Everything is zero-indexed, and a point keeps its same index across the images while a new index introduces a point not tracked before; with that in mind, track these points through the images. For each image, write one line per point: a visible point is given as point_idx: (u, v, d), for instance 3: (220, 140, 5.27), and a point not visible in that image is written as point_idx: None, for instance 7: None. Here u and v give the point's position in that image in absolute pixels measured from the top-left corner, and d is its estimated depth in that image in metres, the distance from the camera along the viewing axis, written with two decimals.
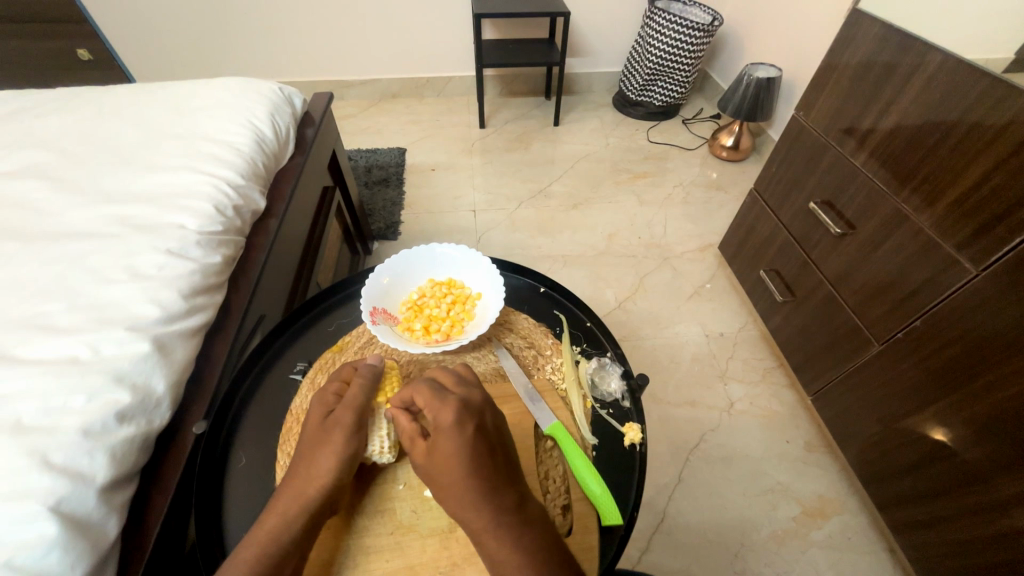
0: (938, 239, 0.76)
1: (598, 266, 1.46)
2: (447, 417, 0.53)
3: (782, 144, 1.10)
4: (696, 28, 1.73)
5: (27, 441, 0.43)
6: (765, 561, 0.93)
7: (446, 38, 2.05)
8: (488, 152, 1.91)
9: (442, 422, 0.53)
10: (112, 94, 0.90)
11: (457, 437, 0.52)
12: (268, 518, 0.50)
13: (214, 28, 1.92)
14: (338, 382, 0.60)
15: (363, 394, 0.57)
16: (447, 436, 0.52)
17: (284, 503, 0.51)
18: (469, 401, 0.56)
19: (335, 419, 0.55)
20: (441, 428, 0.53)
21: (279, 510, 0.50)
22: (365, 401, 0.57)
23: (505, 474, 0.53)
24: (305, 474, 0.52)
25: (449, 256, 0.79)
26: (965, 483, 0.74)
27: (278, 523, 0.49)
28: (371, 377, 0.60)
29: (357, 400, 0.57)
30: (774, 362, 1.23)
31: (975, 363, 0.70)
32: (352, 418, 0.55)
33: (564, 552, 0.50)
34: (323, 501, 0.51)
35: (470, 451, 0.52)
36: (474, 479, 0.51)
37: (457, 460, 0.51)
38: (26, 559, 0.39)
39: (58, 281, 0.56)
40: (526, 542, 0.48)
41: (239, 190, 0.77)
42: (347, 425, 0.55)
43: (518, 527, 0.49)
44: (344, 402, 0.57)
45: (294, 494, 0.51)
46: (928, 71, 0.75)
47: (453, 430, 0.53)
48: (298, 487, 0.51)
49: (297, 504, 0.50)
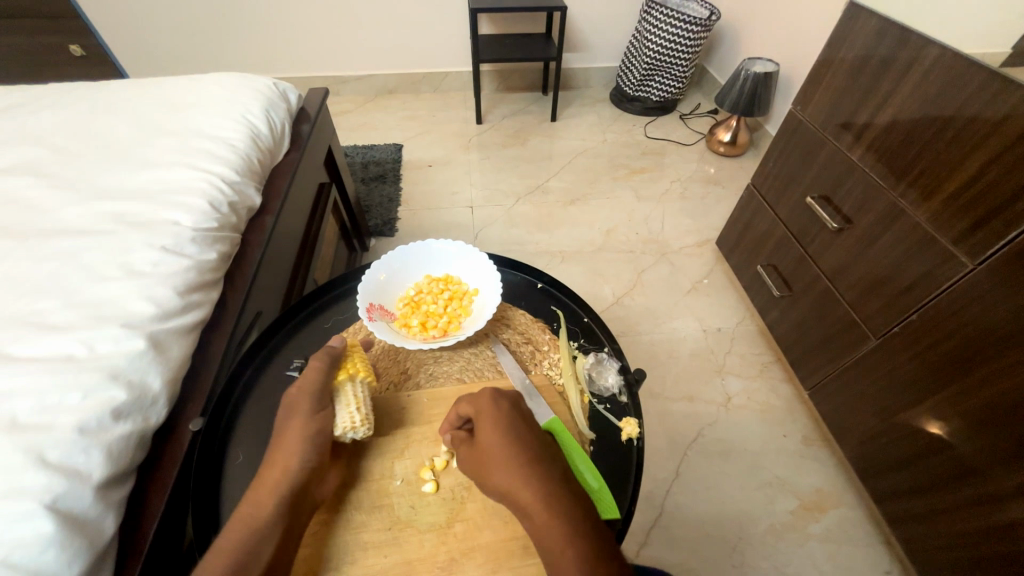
0: (934, 234, 0.76)
1: (596, 262, 1.46)
2: (486, 404, 0.56)
3: (780, 138, 1.10)
4: (693, 22, 1.72)
5: (22, 440, 0.43)
6: (764, 555, 0.93)
7: (442, 33, 2.03)
8: (485, 147, 1.90)
9: (483, 408, 0.55)
10: (103, 90, 0.89)
11: (498, 415, 0.55)
12: (243, 507, 0.49)
13: (207, 23, 1.90)
14: None
15: (314, 378, 0.58)
16: (489, 421, 0.54)
17: (259, 493, 0.50)
18: (502, 391, 0.59)
19: (296, 406, 0.56)
20: (482, 415, 0.55)
21: (254, 499, 0.50)
22: (316, 384, 0.58)
23: (546, 452, 0.53)
24: (276, 461, 0.52)
25: (446, 252, 0.79)
26: (961, 476, 0.74)
27: (252, 510, 0.49)
28: (328, 361, 0.61)
29: (308, 383, 0.58)
30: (771, 357, 1.23)
31: (971, 356, 0.71)
32: (310, 402, 0.56)
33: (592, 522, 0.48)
34: (299, 487, 0.51)
35: (506, 427, 0.53)
36: (517, 453, 0.51)
37: (501, 438, 0.52)
38: (23, 557, 0.39)
39: (52, 279, 0.55)
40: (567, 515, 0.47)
41: (234, 186, 0.76)
42: (309, 409, 0.56)
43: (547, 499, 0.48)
44: (303, 388, 0.58)
45: (267, 482, 0.51)
46: (925, 64, 0.74)
47: (492, 413, 0.55)
48: (269, 476, 0.52)
49: (272, 490, 0.50)
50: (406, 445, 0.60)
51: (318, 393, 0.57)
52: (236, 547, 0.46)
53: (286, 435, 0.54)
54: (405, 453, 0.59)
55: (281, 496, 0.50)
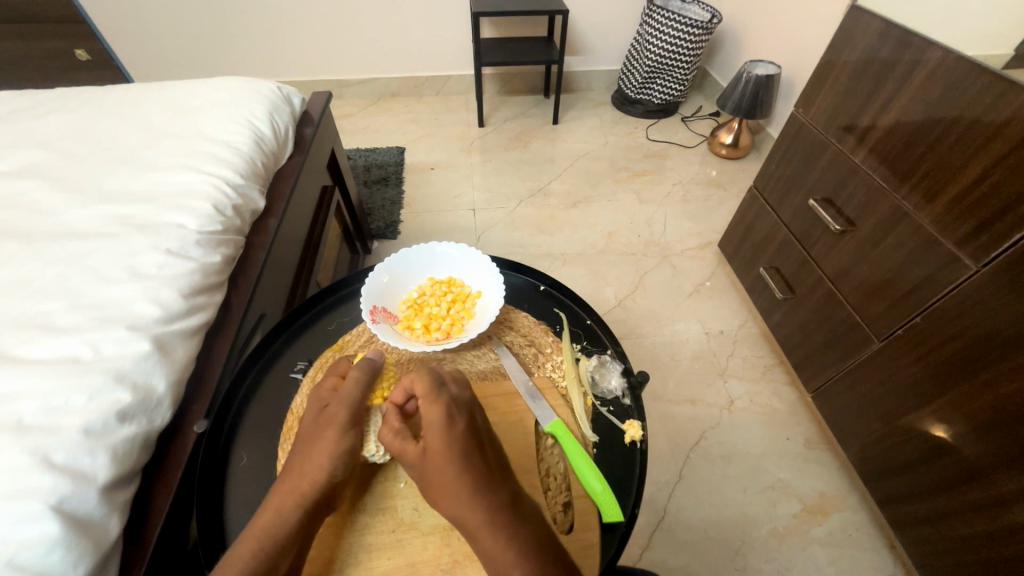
0: (937, 236, 0.76)
1: (598, 264, 1.46)
2: (433, 416, 0.54)
3: (782, 141, 1.10)
4: (695, 25, 1.73)
5: (28, 441, 0.43)
6: (766, 559, 0.93)
7: (445, 36, 2.04)
8: (487, 150, 1.91)
9: (431, 420, 0.53)
10: (111, 94, 0.90)
11: (442, 430, 0.53)
12: (261, 516, 0.50)
13: (211, 27, 1.91)
14: (335, 377, 0.61)
15: (359, 389, 0.58)
16: (437, 436, 0.53)
17: (282, 501, 0.51)
18: (458, 398, 0.57)
19: (330, 415, 0.56)
20: (430, 425, 0.53)
21: (274, 507, 0.50)
22: (360, 394, 0.58)
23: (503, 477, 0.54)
24: (302, 472, 0.52)
25: (449, 255, 0.79)
26: (966, 479, 0.74)
27: (271, 518, 0.49)
28: (368, 372, 0.59)
29: (352, 394, 0.57)
30: (774, 359, 1.23)
31: (975, 360, 0.70)
32: (345, 413, 0.56)
33: (557, 553, 0.50)
34: (319, 498, 0.52)
35: (453, 447, 0.52)
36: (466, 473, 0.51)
37: (449, 458, 0.52)
38: (28, 558, 0.39)
39: (58, 281, 0.56)
40: (519, 541, 0.49)
41: (238, 189, 0.77)
42: (342, 421, 0.55)
43: (511, 526, 0.50)
44: (340, 396, 0.57)
45: (294, 489, 0.51)
46: (927, 67, 0.75)
47: (441, 428, 0.53)
48: (295, 483, 0.52)
49: (294, 499, 0.51)
50: None
51: (356, 404, 0.57)
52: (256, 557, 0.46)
53: (318, 445, 0.54)
54: None
55: (302, 506, 0.50)
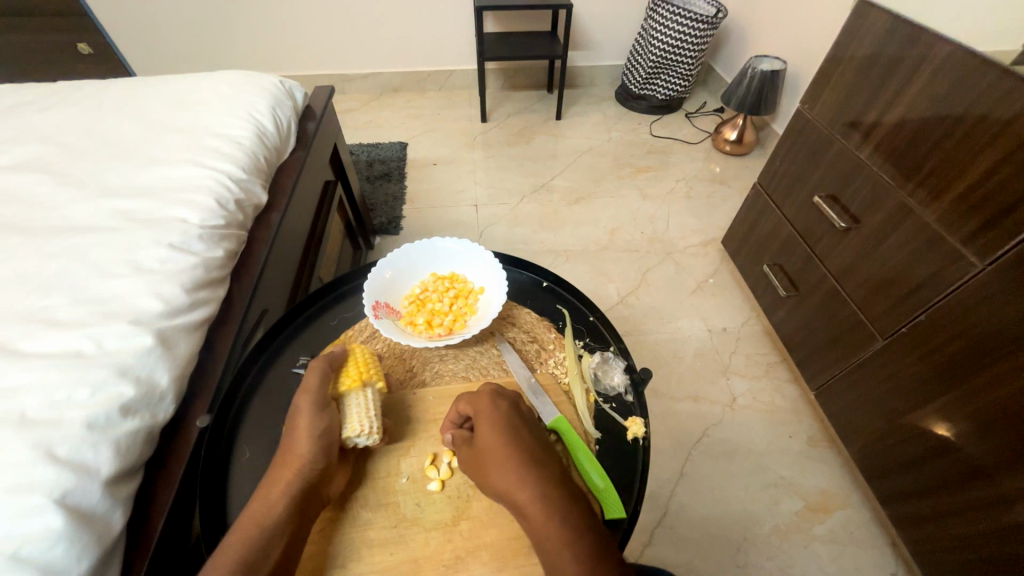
0: (943, 234, 0.75)
1: (600, 261, 1.46)
2: (485, 405, 0.57)
3: (787, 136, 1.09)
4: (700, 20, 1.71)
5: (32, 435, 0.43)
6: (767, 556, 0.93)
7: (447, 31, 2.03)
8: (489, 146, 1.90)
9: (484, 410, 0.56)
10: (113, 88, 0.90)
11: (495, 410, 0.56)
12: (251, 507, 0.50)
13: (213, 21, 1.91)
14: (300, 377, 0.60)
15: (319, 377, 0.58)
16: (489, 423, 0.55)
17: (269, 492, 0.51)
18: (502, 391, 0.60)
19: (297, 407, 0.56)
20: (481, 411, 0.56)
21: (262, 498, 0.50)
22: (320, 382, 0.58)
23: (544, 456, 0.53)
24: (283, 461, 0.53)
25: (451, 250, 0.79)
26: (969, 478, 0.73)
27: (260, 510, 0.49)
28: (328, 364, 0.60)
29: (313, 382, 0.57)
30: (777, 357, 1.22)
31: (979, 359, 0.70)
32: (312, 402, 0.56)
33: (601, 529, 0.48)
34: (307, 488, 0.52)
35: (502, 422, 0.55)
36: (518, 454, 0.52)
37: (500, 440, 0.53)
38: (32, 551, 0.39)
39: (60, 276, 0.56)
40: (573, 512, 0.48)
41: (240, 184, 0.76)
42: (312, 408, 0.56)
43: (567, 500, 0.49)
44: (305, 388, 0.57)
45: (278, 479, 0.51)
46: (935, 62, 0.74)
47: (492, 415, 0.56)
48: (277, 474, 0.52)
49: (281, 490, 0.51)
50: (411, 443, 0.60)
51: (320, 393, 0.57)
52: (246, 547, 0.46)
53: (293, 434, 0.54)
54: (410, 452, 0.59)
55: (294, 498, 0.50)
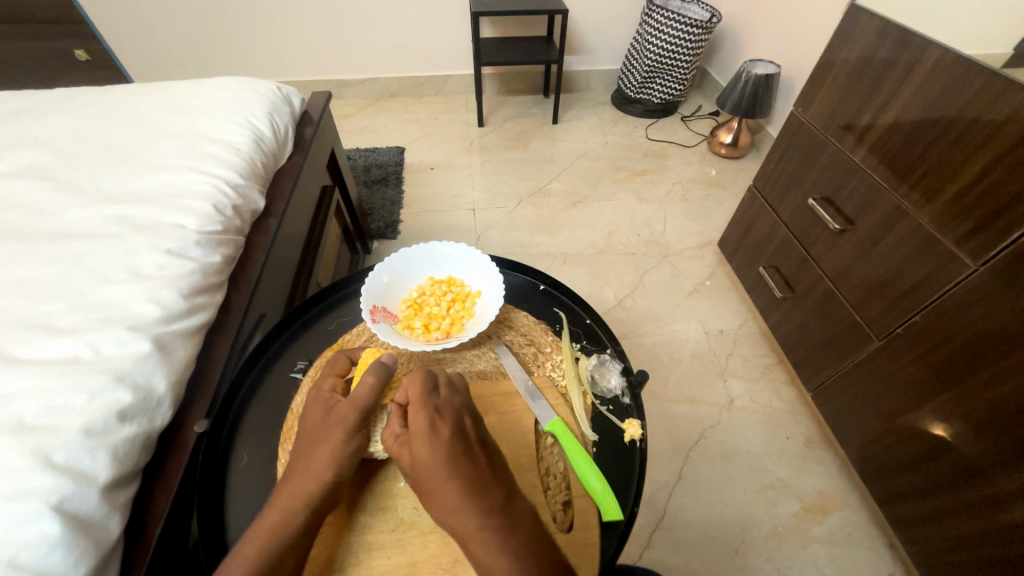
0: (937, 236, 0.76)
1: (598, 264, 1.46)
2: (417, 423, 0.55)
3: (782, 139, 1.10)
4: (694, 25, 1.73)
5: (29, 440, 0.44)
6: (766, 557, 0.93)
7: (444, 36, 2.04)
8: (486, 150, 1.91)
9: (416, 428, 0.54)
10: (111, 94, 0.90)
11: (426, 435, 0.54)
12: (267, 516, 0.50)
13: (210, 27, 1.91)
14: (332, 378, 0.60)
15: (369, 393, 0.55)
16: (421, 443, 0.53)
17: (284, 499, 0.51)
18: (445, 405, 0.57)
19: (338, 414, 0.55)
20: (415, 432, 0.54)
21: (280, 505, 0.51)
22: (371, 398, 0.55)
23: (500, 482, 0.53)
24: (302, 472, 0.52)
25: (448, 254, 0.79)
26: (964, 478, 0.74)
27: (279, 517, 0.50)
28: (382, 380, 0.56)
29: (362, 398, 0.55)
30: (773, 358, 1.23)
31: (974, 359, 0.71)
32: (353, 416, 0.54)
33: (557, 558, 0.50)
34: (325, 496, 0.52)
35: (438, 449, 0.53)
36: (457, 487, 0.51)
37: (433, 465, 0.52)
38: (29, 557, 0.39)
39: (57, 282, 0.56)
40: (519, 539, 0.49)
41: (237, 189, 0.77)
42: (350, 423, 0.54)
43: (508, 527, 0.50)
44: (353, 399, 0.55)
45: (298, 490, 0.51)
46: (926, 66, 0.75)
47: (427, 432, 0.54)
48: (298, 482, 0.52)
49: (301, 499, 0.51)
50: None
51: (367, 406, 0.55)
52: (262, 555, 0.47)
53: (320, 449, 0.54)
54: None
55: (305, 505, 0.51)
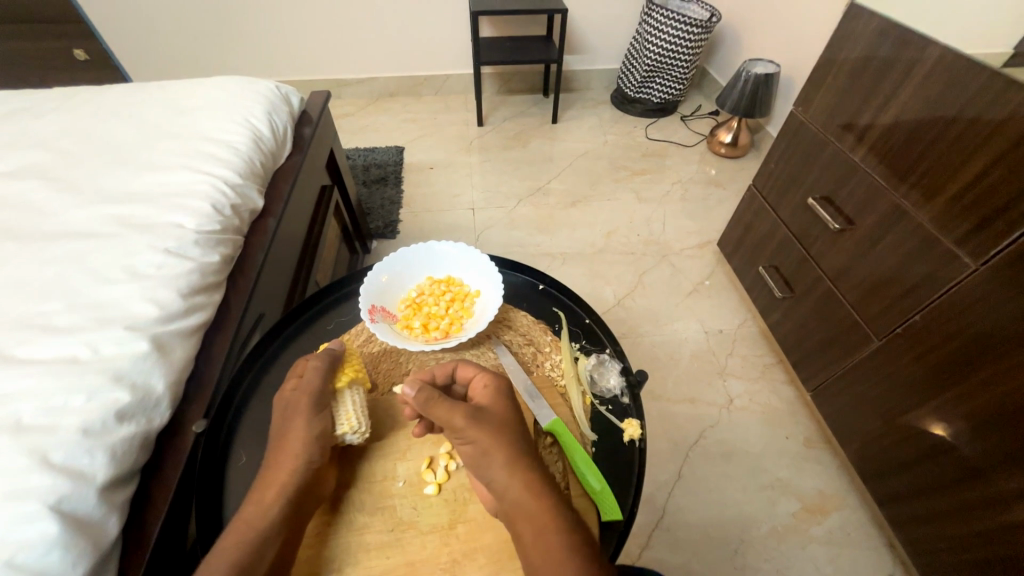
0: (936, 236, 0.76)
1: (597, 264, 1.46)
2: (497, 384, 0.58)
3: (782, 139, 1.10)
4: (694, 24, 1.73)
5: (28, 441, 0.43)
6: (765, 557, 0.93)
7: (443, 35, 2.04)
8: (485, 150, 1.91)
9: (498, 386, 0.58)
10: (109, 93, 0.90)
11: (505, 395, 0.57)
12: (248, 509, 0.50)
13: (208, 26, 1.91)
14: (293, 378, 0.59)
15: (318, 376, 0.58)
16: (501, 399, 0.56)
17: (262, 494, 0.51)
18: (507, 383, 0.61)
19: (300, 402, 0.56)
20: (490, 389, 0.57)
21: (257, 500, 0.51)
22: (320, 382, 0.58)
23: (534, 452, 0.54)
24: (275, 467, 0.53)
25: (447, 254, 0.79)
26: (964, 478, 0.74)
27: (256, 512, 0.50)
28: (328, 362, 0.60)
29: (312, 383, 0.57)
30: (773, 358, 1.23)
31: (973, 359, 0.71)
32: (310, 402, 0.56)
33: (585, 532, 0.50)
34: (303, 487, 0.52)
35: (509, 411, 0.56)
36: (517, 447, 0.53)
37: (512, 420, 0.55)
38: (27, 558, 0.39)
39: (56, 282, 0.56)
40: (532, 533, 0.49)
41: (236, 188, 0.76)
42: (308, 411, 0.56)
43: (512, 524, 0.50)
44: (304, 385, 0.57)
45: (270, 484, 0.52)
46: (926, 66, 0.75)
47: (506, 392, 0.57)
48: (274, 475, 0.52)
49: (275, 493, 0.51)
50: (406, 447, 0.60)
51: (319, 391, 0.57)
52: (243, 550, 0.47)
53: (285, 441, 0.54)
54: (407, 455, 0.59)
55: (284, 497, 0.51)
